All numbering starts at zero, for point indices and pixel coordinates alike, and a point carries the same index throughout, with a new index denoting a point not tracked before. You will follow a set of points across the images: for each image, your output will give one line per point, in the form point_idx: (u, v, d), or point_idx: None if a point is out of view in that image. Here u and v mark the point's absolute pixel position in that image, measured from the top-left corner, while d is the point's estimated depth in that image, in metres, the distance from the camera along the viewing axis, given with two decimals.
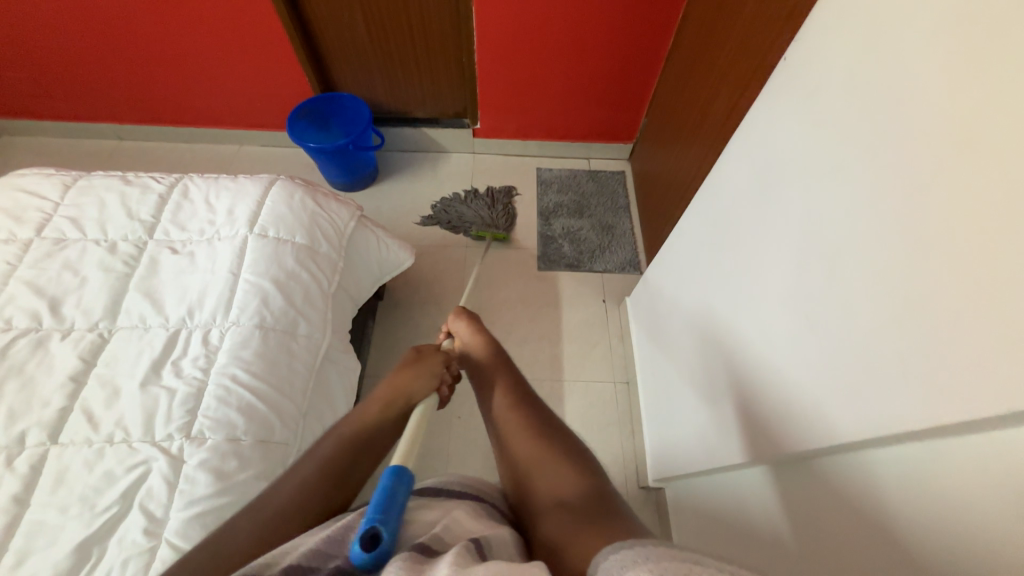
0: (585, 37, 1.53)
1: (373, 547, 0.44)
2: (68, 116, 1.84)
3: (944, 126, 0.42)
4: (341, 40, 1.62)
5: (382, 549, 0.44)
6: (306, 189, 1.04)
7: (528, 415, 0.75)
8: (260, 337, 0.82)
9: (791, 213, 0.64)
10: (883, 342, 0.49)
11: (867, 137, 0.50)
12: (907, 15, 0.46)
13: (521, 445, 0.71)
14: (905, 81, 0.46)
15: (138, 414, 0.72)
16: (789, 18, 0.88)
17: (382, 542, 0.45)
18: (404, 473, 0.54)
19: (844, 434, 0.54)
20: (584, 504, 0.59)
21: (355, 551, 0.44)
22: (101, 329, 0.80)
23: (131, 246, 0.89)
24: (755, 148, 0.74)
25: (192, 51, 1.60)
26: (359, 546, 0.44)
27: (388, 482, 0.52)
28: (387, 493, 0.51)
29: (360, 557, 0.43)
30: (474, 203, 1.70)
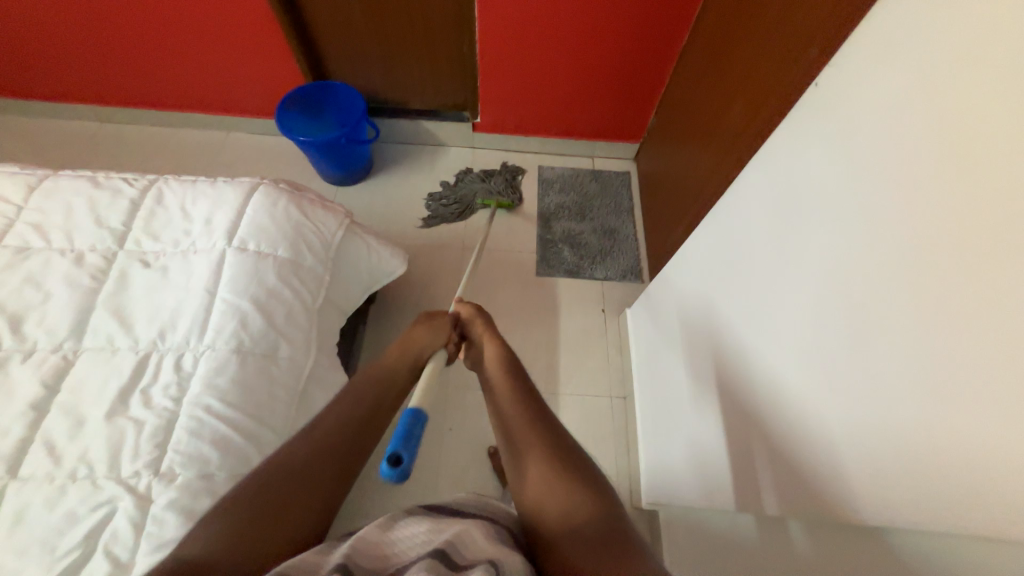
0: (594, 31, 1.44)
1: (395, 467, 0.59)
2: (45, 95, 1.74)
3: (998, 212, 0.37)
4: (334, 24, 1.51)
5: (402, 468, 0.59)
6: (291, 197, 0.97)
7: (539, 431, 0.68)
8: (237, 363, 0.77)
9: (813, 260, 0.58)
10: (914, 430, 0.44)
11: (916, 196, 0.44)
12: (979, 61, 0.39)
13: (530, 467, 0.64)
14: (970, 139, 0.39)
15: (103, 447, 0.67)
16: (816, 33, 0.81)
17: (402, 464, 0.59)
18: (420, 413, 0.66)
19: (861, 514, 0.49)
20: (599, 540, 0.53)
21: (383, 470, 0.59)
22: (65, 351, 0.75)
23: (99, 257, 0.83)
24: (777, 178, 0.68)
25: (174, 31, 1.49)
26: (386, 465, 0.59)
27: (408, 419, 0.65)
28: (408, 427, 0.64)
29: (388, 473, 0.59)
30: (466, 182, 1.72)
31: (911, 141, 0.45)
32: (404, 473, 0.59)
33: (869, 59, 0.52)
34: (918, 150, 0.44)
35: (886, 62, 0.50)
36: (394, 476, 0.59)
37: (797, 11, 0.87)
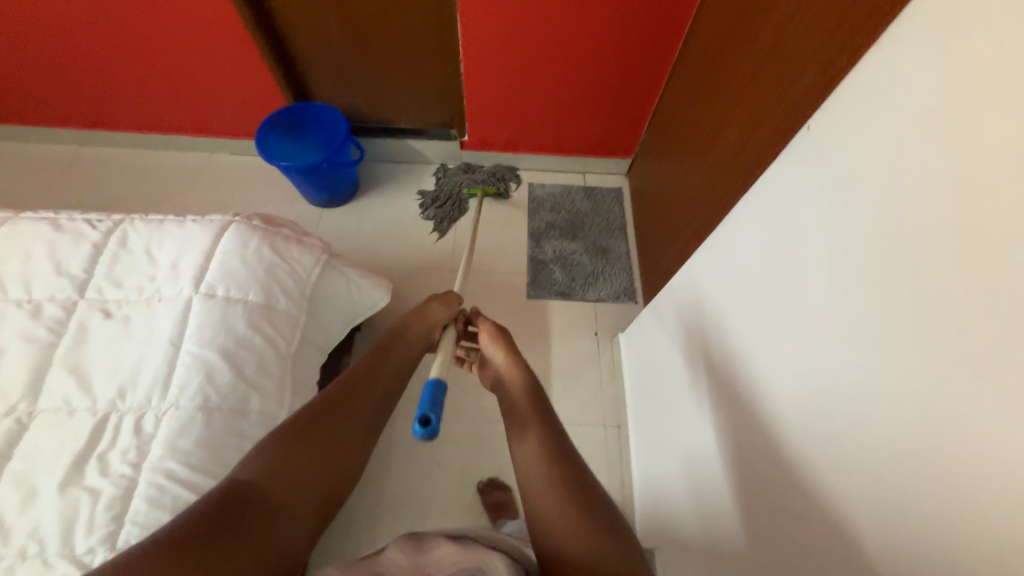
0: (581, 48, 1.40)
1: (425, 427, 0.61)
2: (21, 119, 1.70)
3: None
4: (316, 45, 1.48)
5: (433, 429, 0.60)
6: (264, 236, 0.93)
7: (568, 480, 0.64)
8: (202, 421, 0.73)
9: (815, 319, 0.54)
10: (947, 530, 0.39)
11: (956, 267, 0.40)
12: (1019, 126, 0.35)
13: (556, 521, 0.62)
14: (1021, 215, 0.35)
15: (55, 523, 0.63)
16: (810, 56, 0.77)
17: (433, 425, 0.60)
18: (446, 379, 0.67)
19: None
20: None
21: (416, 430, 0.61)
22: (18, 413, 0.71)
23: (58, 308, 0.79)
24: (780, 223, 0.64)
25: (150, 54, 1.45)
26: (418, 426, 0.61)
27: (431, 386, 0.65)
28: (432, 391, 0.65)
29: (420, 433, 0.61)
30: (449, 176, 1.72)
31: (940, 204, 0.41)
32: (435, 431, 0.60)
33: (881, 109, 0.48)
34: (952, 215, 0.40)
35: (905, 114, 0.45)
36: (425, 435, 0.60)
37: (789, 38, 0.83)
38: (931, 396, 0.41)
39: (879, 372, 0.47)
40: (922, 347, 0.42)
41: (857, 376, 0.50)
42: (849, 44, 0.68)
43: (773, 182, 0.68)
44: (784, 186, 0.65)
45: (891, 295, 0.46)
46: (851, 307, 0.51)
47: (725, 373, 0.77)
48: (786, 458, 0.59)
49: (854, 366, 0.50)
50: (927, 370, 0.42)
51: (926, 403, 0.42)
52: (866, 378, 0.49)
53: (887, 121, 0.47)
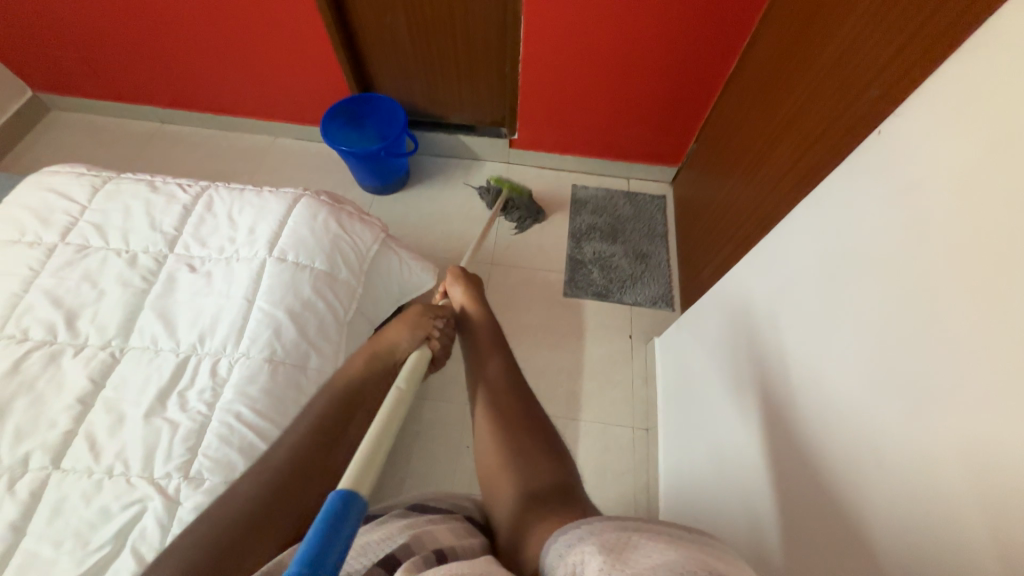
0: (636, 57, 1.43)
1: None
2: (114, 97, 1.86)
3: None
4: (383, 42, 1.57)
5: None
6: (330, 210, 1.00)
7: (513, 412, 0.71)
8: (268, 372, 0.79)
9: (881, 321, 0.55)
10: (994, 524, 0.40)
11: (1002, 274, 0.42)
12: None
13: (502, 437, 0.68)
14: None
15: (138, 447, 0.70)
16: (878, 69, 0.76)
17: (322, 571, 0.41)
18: (354, 500, 0.47)
19: None
20: (552, 501, 0.61)
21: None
22: (112, 348, 0.79)
23: (151, 259, 0.87)
24: (844, 227, 0.65)
25: (233, 43, 1.57)
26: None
27: (335, 505, 0.45)
28: (331, 519, 0.44)
29: None
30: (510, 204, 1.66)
31: (992, 215, 0.43)
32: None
33: (938, 126, 0.51)
34: (1003, 224, 0.42)
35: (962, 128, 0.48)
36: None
37: (855, 51, 0.83)
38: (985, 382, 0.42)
39: (940, 367, 0.47)
40: (999, 341, 0.42)
41: (918, 372, 0.49)
42: (921, 59, 0.67)
43: (835, 187, 0.69)
44: (845, 191, 0.66)
45: (957, 291, 0.46)
46: (912, 303, 0.51)
47: (772, 374, 0.77)
48: (835, 455, 0.60)
49: (915, 363, 0.50)
50: (993, 363, 0.42)
51: (999, 396, 0.41)
52: (927, 373, 0.48)
53: (963, 122, 0.48)
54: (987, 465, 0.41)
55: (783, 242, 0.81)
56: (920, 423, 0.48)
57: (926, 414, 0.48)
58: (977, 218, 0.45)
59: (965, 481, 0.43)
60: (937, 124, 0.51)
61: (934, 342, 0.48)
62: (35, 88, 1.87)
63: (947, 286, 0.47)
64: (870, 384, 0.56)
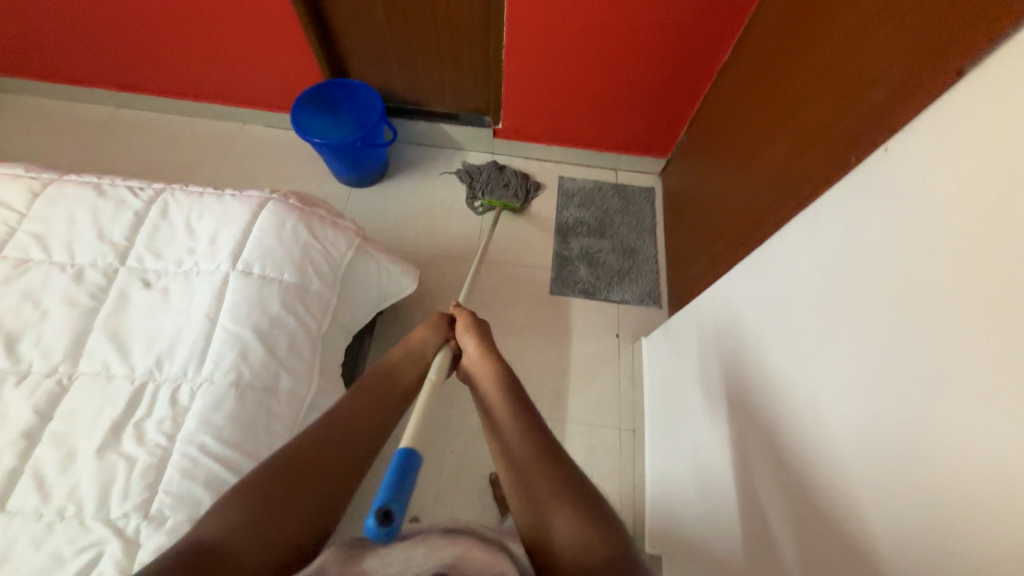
0: (628, 43, 1.35)
1: (386, 525, 0.48)
2: (63, 79, 1.72)
3: None
4: (357, 22, 1.45)
5: (393, 528, 0.47)
6: (300, 215, 0.93)
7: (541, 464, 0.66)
8: (235, 397, 0.74)
9: (881, 355, 0.53)
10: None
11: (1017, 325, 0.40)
12: None
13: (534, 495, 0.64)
14: None
15: (92, 485, 0.65)
16: (889, 67, 0.70)
17: (394, 522, 0.48)
18: (412, 455, 0.55)
19: None
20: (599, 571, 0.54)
21: (369, 528, 0.47)
22: (60, 375, 0.72)
23: (100, 274, 0.80)
24: (845, 248, 0.61)
25: (190, 21, 1.44)
26: (373, 522, 0.47)
27: (400, 460, 0.53)
28: (399, 471, 0.53)
29: (375, 533, 0.47)
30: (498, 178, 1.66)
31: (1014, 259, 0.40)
32: (396, 532, 0.48)
33: (958, 156, 0.47)
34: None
35: (989, 159, 0.44)
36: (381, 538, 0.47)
37: (858, 50, 0.78)
38: (989, 436, 0.41)
39: (945, 410, 0.45)
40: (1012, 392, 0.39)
41: (921, 415, 0.47)
42: (933, 64, 0.62)
43: (837, 202, 0.65)
44: (849, 209, 0.62)
45: (969, 331, 0.43)
46: (917, 338, 0.48)
47: (761, 392, 0.75)
48: (824, 486, 0.58)
49: (917, 403, 0.48)
50: (1006, 414, 0.39)
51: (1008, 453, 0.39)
52: (930, 414, 0.46)
53: (994, 148, 0.44)
54: (992, 521, 0.40)
55: (779, 254, 0.78)
56: (921, 465, 0.46)
57: (927, 458, 0.46)
58: (998, 255, 0.42)
59: (962, 529, 0.42)
60: (961, 153, 0.47)
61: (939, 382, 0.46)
62: None
63: (958, 325, 0.45)
64: (869, 420, 0.53)
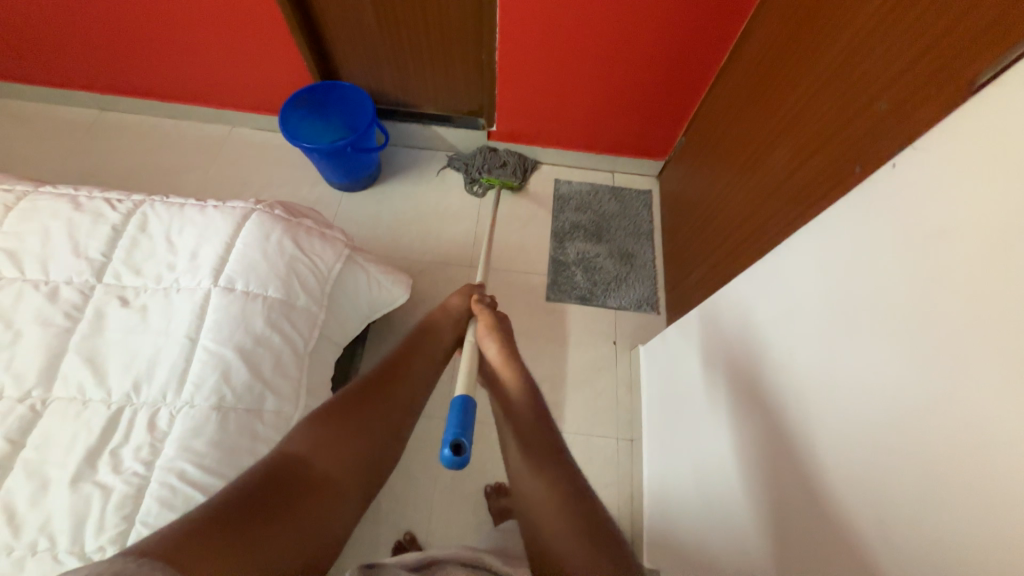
0: (624, 45, 1.32)
1: (459, 454, 0.60)
2: (44, 81, 1.67)
3: None
4: (346, 24, 1.42)
5: (465, 456, 0.60)
6: (286, 227, 0.90)
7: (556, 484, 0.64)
8: (216, 422, 0.71)
9: (891, 384, 0.50)
10: None
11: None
12: None
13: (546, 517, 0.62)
14: None
15: (65, 518, 0.62)
16: (890, 83, 0.68)
17: (464, 452, 0.60)
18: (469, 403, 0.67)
19: None
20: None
21: (446, 456, 0.60)
22: (32, 400, 0.69)
23: (75, 292, 0.76)
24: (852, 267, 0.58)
25: (175, 23, 1.40)
26: (449, 452, 0.60)
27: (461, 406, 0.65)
28: (461, 415, 0.64)
29: (451, 461, 0.59)
30: (495, 157, 1.66)
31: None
32: (467, 459, 0.60)
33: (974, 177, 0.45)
34: None
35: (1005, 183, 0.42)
36: (456, 464, 0.60)
37: (862, 57, 0.75)
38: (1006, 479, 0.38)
39: (958, 449, 0.42)
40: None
41: (932, 450, 0.45)
42: (942, 74, 0.60)
43: (843, 218, 0.63)
44: (856, 226, 0.60)
45: (987, 365, 0.41)
46: (929, 369, 0.46)
47: (763, 412, 0.73)
48: (830, 516, 0.56)
49: (928, 437, 0.45)
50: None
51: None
52: (940, 450, 0.44)
53: (1013, 170, 0.41)
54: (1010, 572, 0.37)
55: (780, 269, 0.75)
56: (931, 505, 0.44)
57: (938, 497, 0.43)
58: (1018, 286, 0.39)
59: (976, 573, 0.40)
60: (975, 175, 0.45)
61: (953, 417, 0.43)
62: None
63: (975, 357, 0.42)
64: (877, 451, 0.51)
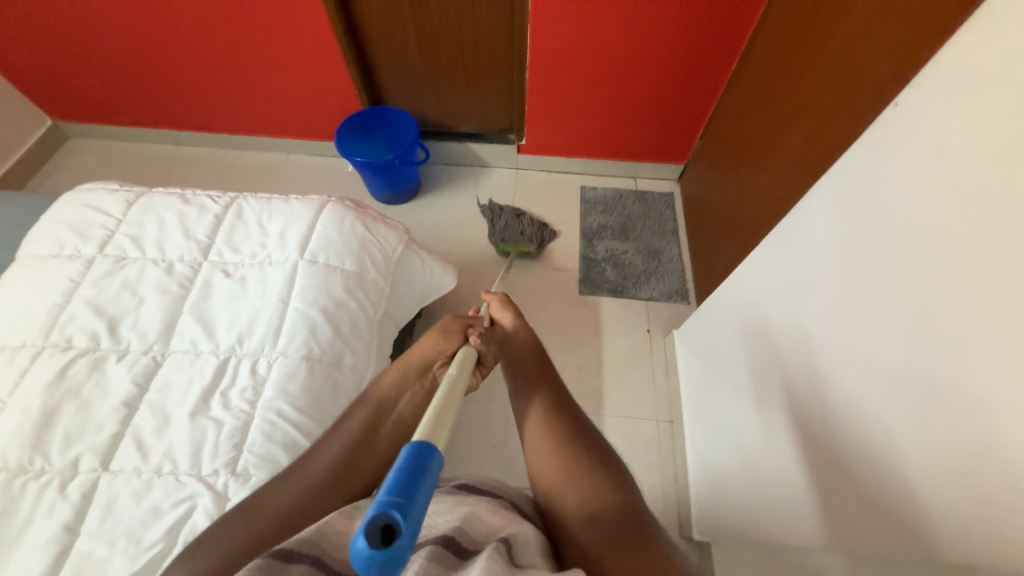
0: (640, 59, 1.47)
1: (385, 546, 0.33)
2: (132, 123, 1.92)
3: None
4: (394, 57, 1.62)
5: (391, 549, 0.33)
6: (356, 214, 1.02)
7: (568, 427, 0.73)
8: (306, 370, 0.80)
9: None
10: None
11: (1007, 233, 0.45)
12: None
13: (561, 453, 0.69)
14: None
15: (185, 445, 0.71)
16: (887, 51, 0.79)
17: (395, 539, 0.34)
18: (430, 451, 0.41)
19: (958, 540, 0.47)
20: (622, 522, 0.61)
21: (357, 549, 0.33)
22: (154, 353, 0.80)
23: (187, 267, 0.90)
24: None
25: (248, 65, 1.63)
26: (364, 543, 0.33)
27: (412, 455, 0.40)
28: (408, 472, 0.39)
29: (365, 556, 0.33)
30: (515, 224, 1.65)
31: None
32: (397, 557, 0.33)
33: None
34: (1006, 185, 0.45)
35: None
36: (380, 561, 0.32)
37: (860, 36, 0.86)
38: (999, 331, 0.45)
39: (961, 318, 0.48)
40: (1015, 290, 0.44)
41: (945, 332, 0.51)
42: (930, 37, 0.70)
43: None
44: None
45: None
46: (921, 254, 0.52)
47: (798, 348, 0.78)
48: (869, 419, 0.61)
49: (933, 313, 0.51)
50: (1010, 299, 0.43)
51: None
52: None
53: None
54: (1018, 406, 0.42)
55: None
56: (949, 372, 0.49)
57: (952, 364, 0.48)
58: None
59: None
60: None
61: (952, 290, 0.49)
62: (57, 118, 1.93)
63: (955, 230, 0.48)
64: None
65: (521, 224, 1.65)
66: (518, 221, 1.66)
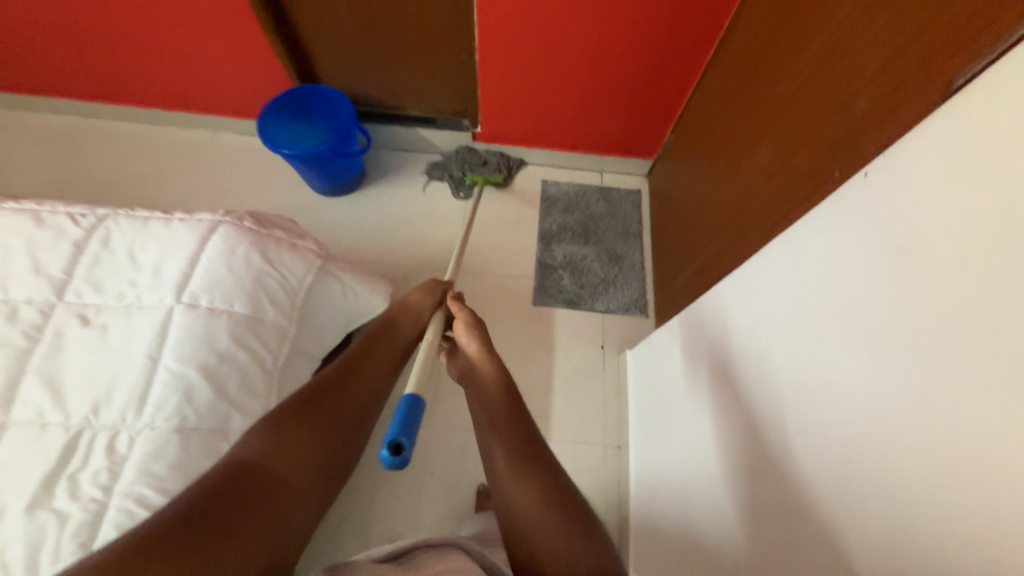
0: (606, 44, 1.29)
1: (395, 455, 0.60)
2: (25, 90, 1.65)
3: None
4: (324, 26, 1.39)
5: (401, 456, 0.59)
6: (253, 240, 0.87)
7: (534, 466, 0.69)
8: (178, 444, 0.69)
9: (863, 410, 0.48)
10: None
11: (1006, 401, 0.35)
12: None
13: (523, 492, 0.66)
14: None
15: (19, 545, 0.61)
16: (866, 82, 0.65)
17: (402, 452, 0.60)
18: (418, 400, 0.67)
19: None
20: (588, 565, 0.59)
21: (384, 457, 0.60)
22: None
23: (34, 311, 0.75)
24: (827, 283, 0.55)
25: (150, 30, 1.38)
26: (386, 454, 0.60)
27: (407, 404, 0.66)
28: (407, 413, 0.65)
29: (388, 461, 0.60)
30: (473, 156, 1.62)
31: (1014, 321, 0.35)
32: (405, 459, 0.60)
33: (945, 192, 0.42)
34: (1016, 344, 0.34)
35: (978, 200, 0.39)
36: (395, 465, 0.59)
37: (841, 54, 0.71)
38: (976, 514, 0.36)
39: (940, 499, 0.39)
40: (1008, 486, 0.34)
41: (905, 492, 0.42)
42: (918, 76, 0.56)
43: (813, 228, 0.60)
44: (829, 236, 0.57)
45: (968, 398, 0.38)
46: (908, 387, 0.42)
47: (738, 426, 0.70)
48: (799, 538, 0.54)
49: None
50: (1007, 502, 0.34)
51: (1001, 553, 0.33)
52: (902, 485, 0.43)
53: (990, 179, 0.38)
54: None
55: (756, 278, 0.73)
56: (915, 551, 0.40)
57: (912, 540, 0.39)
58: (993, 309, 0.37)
59: None
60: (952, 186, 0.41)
61: None
62: None
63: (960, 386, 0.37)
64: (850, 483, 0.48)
65: (480, 153, 1.63)
66: (476, 152, 1.63)
